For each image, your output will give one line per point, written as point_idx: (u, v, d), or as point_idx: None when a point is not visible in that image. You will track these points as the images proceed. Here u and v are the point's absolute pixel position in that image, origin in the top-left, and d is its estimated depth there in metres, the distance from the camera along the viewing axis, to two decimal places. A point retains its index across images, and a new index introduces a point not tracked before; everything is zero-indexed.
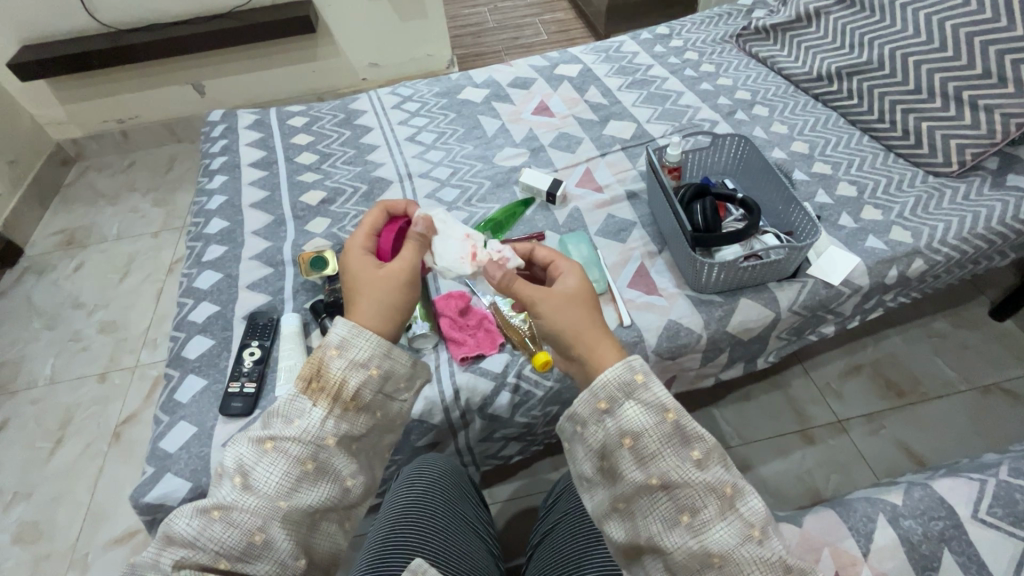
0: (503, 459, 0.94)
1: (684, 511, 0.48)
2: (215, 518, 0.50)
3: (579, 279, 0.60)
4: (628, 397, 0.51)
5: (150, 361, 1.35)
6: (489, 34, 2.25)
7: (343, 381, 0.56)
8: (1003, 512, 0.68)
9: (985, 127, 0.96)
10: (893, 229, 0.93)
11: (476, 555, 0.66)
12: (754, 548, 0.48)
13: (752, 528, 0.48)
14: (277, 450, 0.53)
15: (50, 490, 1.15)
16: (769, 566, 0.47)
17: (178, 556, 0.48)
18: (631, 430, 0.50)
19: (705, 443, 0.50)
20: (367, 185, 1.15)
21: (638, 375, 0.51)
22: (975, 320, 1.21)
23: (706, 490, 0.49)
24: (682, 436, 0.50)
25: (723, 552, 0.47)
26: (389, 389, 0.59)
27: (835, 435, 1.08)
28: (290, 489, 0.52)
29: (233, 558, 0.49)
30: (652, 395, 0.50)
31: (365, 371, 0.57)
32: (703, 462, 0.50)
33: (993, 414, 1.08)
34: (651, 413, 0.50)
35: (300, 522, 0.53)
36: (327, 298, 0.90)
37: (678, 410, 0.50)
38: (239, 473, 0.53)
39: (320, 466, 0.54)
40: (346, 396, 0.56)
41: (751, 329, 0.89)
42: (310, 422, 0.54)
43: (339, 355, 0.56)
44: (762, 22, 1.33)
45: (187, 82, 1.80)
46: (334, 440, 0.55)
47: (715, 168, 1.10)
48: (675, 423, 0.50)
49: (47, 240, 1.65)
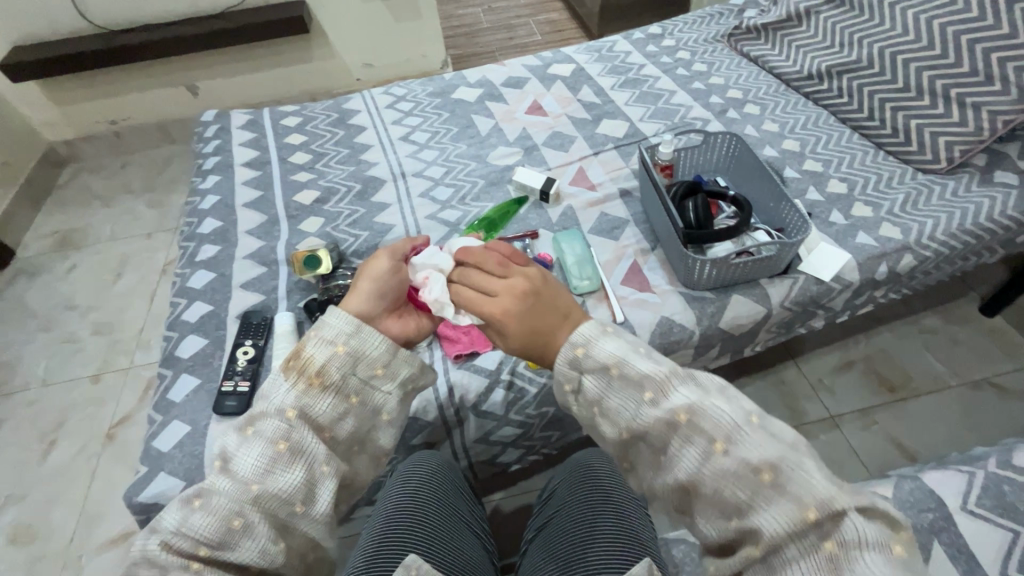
0: (501, 466, 0.93)
1: (660, 452, 0.50)
2: (196, 508, 0.50)
3: (513, 298, 0.55)
4: (581, 372, 0.53)
5: (144, 362, 1.34)
6: (483, 34, 2.25)
7: (312, 356, 0.58)
8: (992, 503, 0.69)
9: (973, 125, 0.97)
10: (883, 225, 0.94)
11: (470, 554, 0.66)
12: (718, 461, 0.46)
13: (714, 443, 0.47)
14: (255, 434, 0.54)
15: (43, 492, 1.14)
16: (738, 475, 0.46)
17: (163, 540, 0.48)
18: (594, 398, 0.53)
19: (655, 380, 0.50)
20: (360, 184, 1.15)
21: (577, 349, 0.52)
22: (965, 316, 1.22)
23: (662, 423, 0.48)
24: (632, 384, 0.51)
25: (692, 478, 0.47)
26: (363, 372, 0.60)
27: (828, 430, 1.08)
28: (266, 471, 0.53)
29: (213, 545, 0.49)
30: (594, 361, 0.52)
31: (331, 348, 0.58)
32: (658, 400, 0.49)
33: (983, 407, 1.09)
34: (598, 378, 0.52)
35: (282, 511, 0.53)
36: (321, 297, 0.89)
37: (620, 363, 0.51)
38: (221, 458, 0.55)
39: (293, 447, 0.54)
40: (312, 370, 0.57)
41: (743, 326, 0.89)
42: (280, 399, 0.56)
43: (315, 334, 0.59)
44: (753, 22, 1.34)
45: (182, 82, 1.80)
46: (294, 412, 0.56)
47: (707, 167, 1.10)
48: (620, 376, 0.51)
49: (39, 241, 1.64)
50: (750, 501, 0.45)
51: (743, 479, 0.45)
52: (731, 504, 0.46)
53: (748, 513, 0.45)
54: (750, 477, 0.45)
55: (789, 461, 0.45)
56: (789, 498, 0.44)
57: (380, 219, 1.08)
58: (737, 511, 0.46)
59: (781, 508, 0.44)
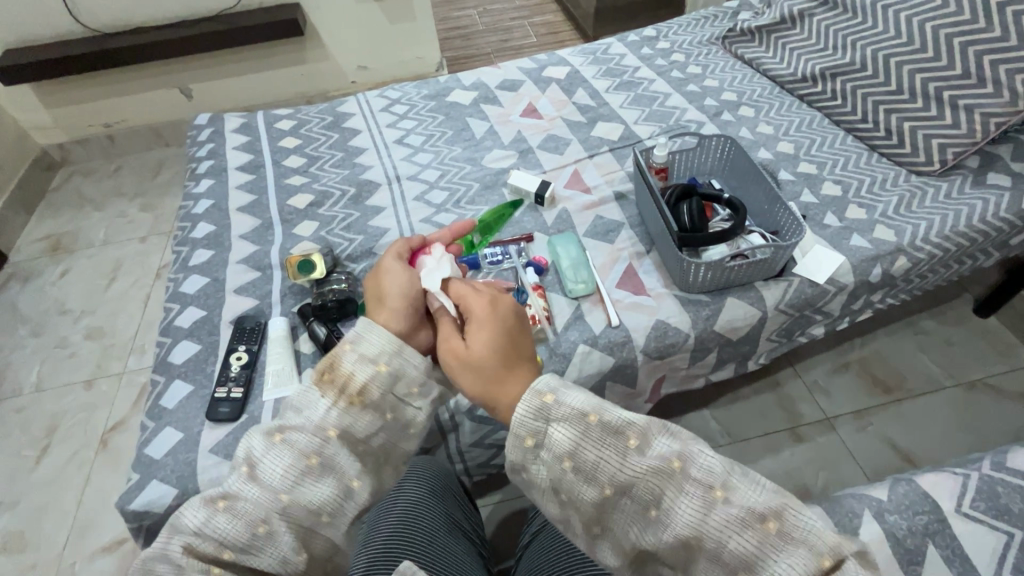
0: (496, 468, 0.92)
1: (650, 506, 0.47)
2: (221, 509, 0.49)
3: (511, 322, 0.57)
4: (547, 422, 0.49)
5: (138, 367, 1.34)
6: (479, 36, 2.25)
7: (353, 375, 0.57)
8: (985, 506, 0.69)
9: (965, 127, 0.97)
10: (877, 228, 0.94)
11: (463, 555, 0.66)
12: (721, 509, 0.45)
13: (712, 489, 0.46)
14: (285, 442, 0.54)
15: (35, 499, 1.13)
16: (743, 524, 0.45)
17: (185, 542, 0.47)
18: (566, 451, 0.48)
19: (637, 426, 0.48)
20: (355, 187, 1.15)
21: (545, 396, 0.49)
22: (959, 317, 1.22)
23: (654, 473, 0.47)
24: (612, 433, 0.48)
25: (694, 533, 0.45)
26: (400, 391, 0.59)
27: (823, 433, 1.08)
28: (296, 482, 0.53)
29: (238, 548, 0.49)
30: (566, 409, 0.48)
31: (372, 367, 0.57)
32: (643, 446, 0.48)
33: (977, 409, 1.09)
34: (572, 427, 0.48)
35: (310, 521, 0.53)
36: (315, 302, 0.89)
37: (598, 410, 0.48)
38: (248, 464, 0.53)
39: (324, 462, 0.54)
40: (354, 390, 0.57)
41: (738, 329, 0.89)
42: (320, 415, 0.56)
43: (352, 349, 0.58)
44: (747, 24, 1.34)
45: (175, 85, 1.79)
46: (335, 432, 0.56)
47: (702, 169, 1.10)
48: (600, 424, 0.48)
49: (32, 246, 1.63)
50: (758, 552, 0.44)
51: (749, 529, 0.44)
52: (737, 556, 0.44)
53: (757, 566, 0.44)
54: (756, 526, 0.45)
55: (790, 508, 0.45)
56: (799, 546, 0.44)
57: (374, 222, 1.07)
58: (744, 563, 0.44)
59: (792, 558, 0.43)
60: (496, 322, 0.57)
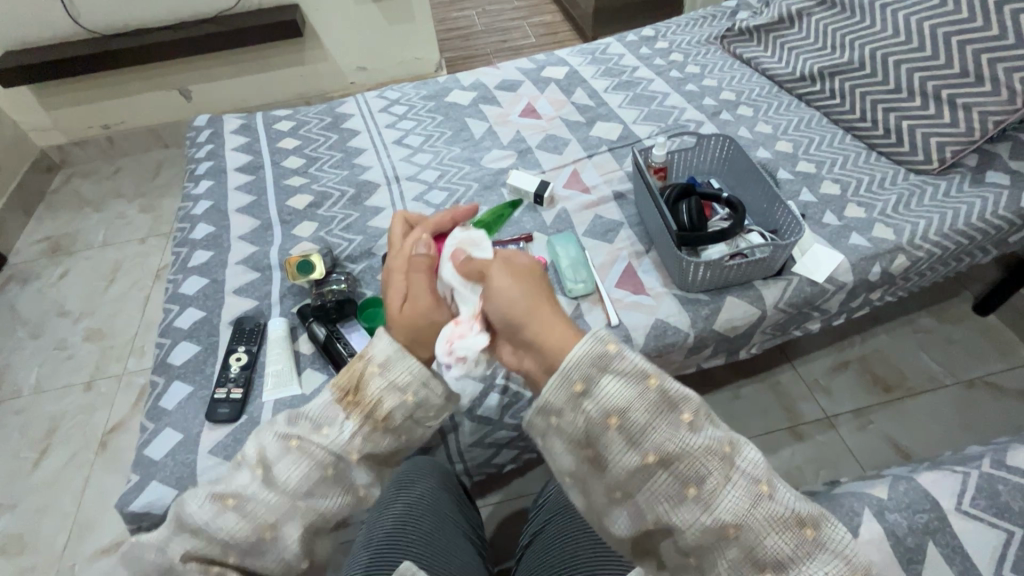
0: (496, 467, 0.91)
1: (690, 484, 0.46)
2: (229, 508, 0.49)
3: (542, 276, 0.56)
4: (604, 372, 0.46)
5: (137, 368, 1.34)
6: (477, 37, 2.25)
7: (381, 400, 0.53)
8: (985, 503, 0.69)
9: (964, 125, 0.97)
10: (876, 226, 0.94)
11: (463, 557, 0.65)
12: (767, 504, 0.46)
13: (760, 484, 0.47)
14: (302, 449, 0.52)
15: (34, 500, 1.13)
16: (782, 521, 0.46)
17: (184, 547, 0.48)
18: (616, 408, 0.45)
19: (693, 402, 0.46)
20: (354, 187, 1.15)
21: (610, 345, 0.46)
22: (958, 315, 1.22)
23: (704, 454, 0.46)
24: (669, 402, 0.46)
25: (738, 521, 0.45)
26: (420, 417, 0.55)
27: (824, 431, 1.09)
28: (309, 490, 0.52)
29: (241, 552, 0.49)
30: (628, 364, 0.45)
31: (400, 395, 0.53)
32: (696, 424, 0.46)
33: (977, 408, 1.09)
34: (630, 384, 0.45)
35: (320, 525, 0.53)
36: (315, 303, 0.89)
37: (659, 374, 0.46)
38: (262, 465, 0.52)
39: (339, 475, 0.53)
40: (379, 414, 0.53)
41: (738, 327, 0.89)
42: (341, 433, 0.53)
43: (381, 371, 0.53)
44: (746, 24, 1.34)
45: (174, 87, 1.79)
46: (357, 455, 0.53)
47: (700, 169, 1.10)
48: (659, 390, 0.46)
49: (31, 247, 1.63)
50: (794, 554, 0.46)
51: (790, 531, 0.46)
52: (773, 554, 0.46)
53: (787, 565, 0.46)
54: (798, 529, 0.47)
55: (825, 519, 0.49)
56: (830, 554, 0.47)
57: (373, 223, 1.07)
58: (777, 563, 0.46)
59: (825, 564, 0.46)
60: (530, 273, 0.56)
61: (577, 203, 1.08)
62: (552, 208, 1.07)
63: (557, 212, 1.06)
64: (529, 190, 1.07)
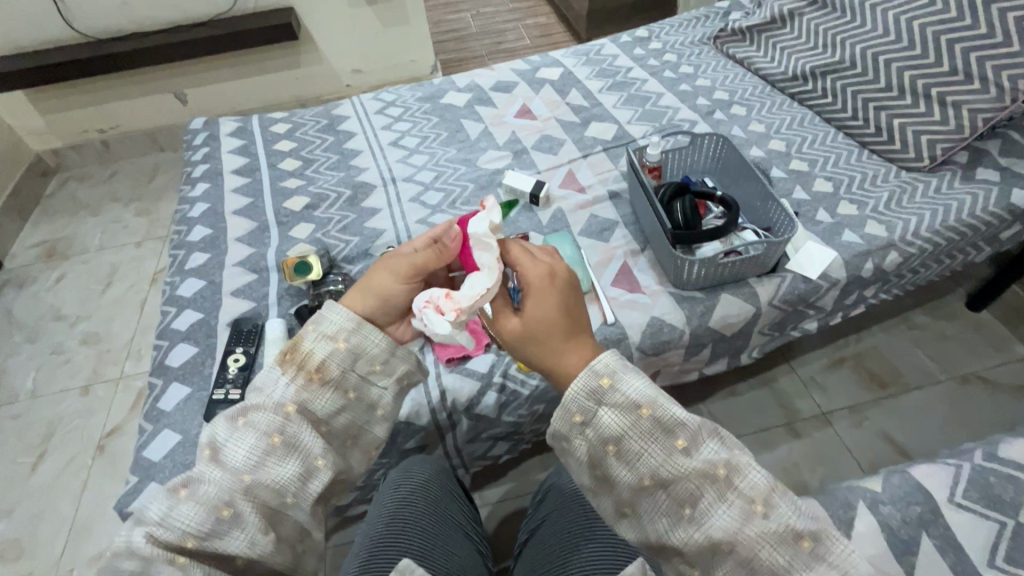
0: (492, 459, 0.93)
1: (685, 504, 0.49)
2: (183, 498, 0.50)
3: (551, 312, 0.53)
4: (599, 405, 0.50)
5: (135, 371, 1.34)
6: (472, 39, 2.26)
7: (312, 352, 0.57)
8: (978, 495, 0.70)
9: (954, 123, 0.98)
10: (868, 223, 0.95)
11: (463, 555, 0.66)
12: (759, 523, 0.47)
13: (754, 503, 0.48)
14: (246, 424, 0.54)
15: (31, 506, 1.13)
16: (776, 537, 0.47)
17: (147, 532, 0.48)
18: (612, 437, 0.49)
19: (690, 428, 0.49)
20: (350, 189, 1.15)
21: (603, 381, 0.50)
22: (952, 312, 1.23)
23: (698, 476, 0.48)
24: (663, 428, 0.49)
25: (729, 538, 0.47)
26: (362, 369, 0.60)
27: (819, 428, 1.09)
28: (258, 462, 0.52)
29: (201, 535, 0.49)
30: (621, 397, 0.49)
31: (331, 344, 0.58)
32: (691, 448, 0.49)
33: (971, 403, 1.10)
34: (624, 415, 0.49)
35: (274, 503, 0.53)
36: (312, 303, 0.90)
37: (653, 404, 0.49)
38: (209, 448, 0.53)
39: (288, 441, 0.54)
40: (312, 366, 0.57)
41: (732, 325, 0.90)
42: (280, 393, 0.56)
43: (313, 329, 0.59)
44: (738, 24, 1.35)
45: (169, 91, 1.79)
46: (294, 407, 0.55)
47: (695, 168, 1.11)
48: (652, 418, 0.49)
49: (27, 252, 1.63)
50: (789, 566, 0.47)
51: (784, 544, 0.47)
52: (771, 568, 0.47)
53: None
54: (792, 542, 0.47)
55: (827, 533, 0.48)
56: (830, 568, 0.47)
57: (369, 224, 1.08)
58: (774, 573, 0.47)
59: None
60: (539, 311, 0.53)
61: (573, 200, 1.09)
62: (548, 206, 1.08)
63: (553, 209, 1.08)
64: (522, 188, 1.08)
